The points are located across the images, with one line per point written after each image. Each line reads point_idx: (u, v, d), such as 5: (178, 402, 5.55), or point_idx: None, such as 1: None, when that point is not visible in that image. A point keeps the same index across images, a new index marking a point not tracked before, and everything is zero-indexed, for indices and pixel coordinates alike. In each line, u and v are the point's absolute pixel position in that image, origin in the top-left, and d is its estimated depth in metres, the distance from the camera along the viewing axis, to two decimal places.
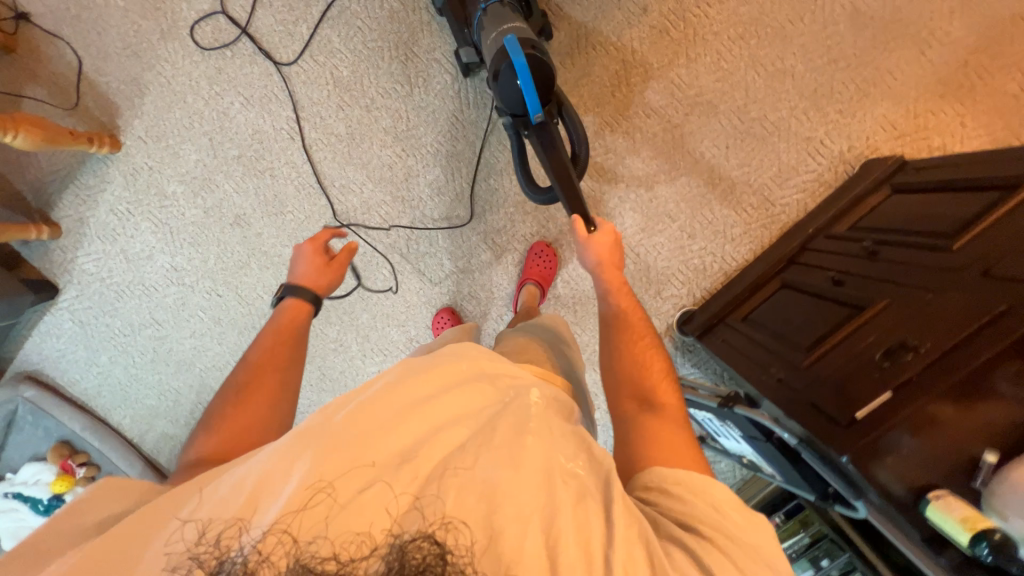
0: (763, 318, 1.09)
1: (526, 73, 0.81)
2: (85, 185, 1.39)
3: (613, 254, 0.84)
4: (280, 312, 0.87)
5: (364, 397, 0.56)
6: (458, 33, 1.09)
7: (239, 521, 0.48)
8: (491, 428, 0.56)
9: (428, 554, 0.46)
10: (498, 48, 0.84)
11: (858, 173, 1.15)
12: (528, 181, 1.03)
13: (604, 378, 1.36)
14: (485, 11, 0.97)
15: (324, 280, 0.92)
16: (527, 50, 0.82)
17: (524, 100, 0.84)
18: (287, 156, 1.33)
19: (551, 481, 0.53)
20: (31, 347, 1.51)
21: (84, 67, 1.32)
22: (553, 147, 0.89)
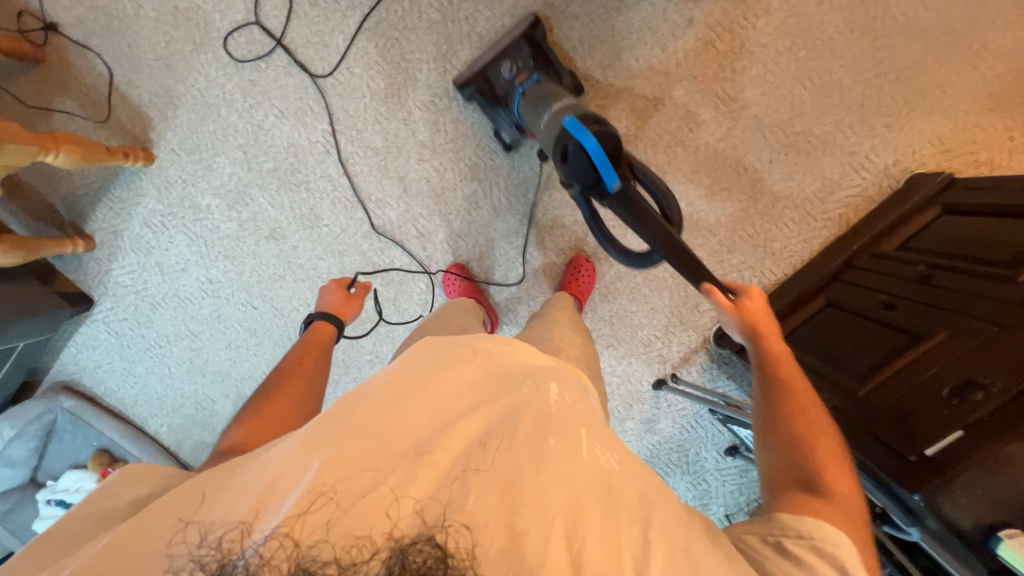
0: (809, 337, 1.09)
1: (593, 146, 0.78)
2: (119, 198, 1.38)
3: (766, 317, 0.79)
4: (310, 331, 0.93)
5: (386, 392, 0.59)
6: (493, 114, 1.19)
7: (244, 526, 0.48)
8: (509, 427, 0.56)
9: (428, 558, 0.46)
10: (558, 130, 0.83)
11: (902, 190, 1.14)
12: (615, 249, 0.84)
13: (639, 390, 1.38)
14: (523, 94, 1.06)
15: (347, 308, 1.02)
16: (592, 126, 0.79)
17: (598, 172, 0.78)
18: (323, 169, 1.31)
19: (579, 488, 0.53)
20: (68, 357, 1.52)
21: (116, 78, 1.30)
22: (639, 210, 0.78)
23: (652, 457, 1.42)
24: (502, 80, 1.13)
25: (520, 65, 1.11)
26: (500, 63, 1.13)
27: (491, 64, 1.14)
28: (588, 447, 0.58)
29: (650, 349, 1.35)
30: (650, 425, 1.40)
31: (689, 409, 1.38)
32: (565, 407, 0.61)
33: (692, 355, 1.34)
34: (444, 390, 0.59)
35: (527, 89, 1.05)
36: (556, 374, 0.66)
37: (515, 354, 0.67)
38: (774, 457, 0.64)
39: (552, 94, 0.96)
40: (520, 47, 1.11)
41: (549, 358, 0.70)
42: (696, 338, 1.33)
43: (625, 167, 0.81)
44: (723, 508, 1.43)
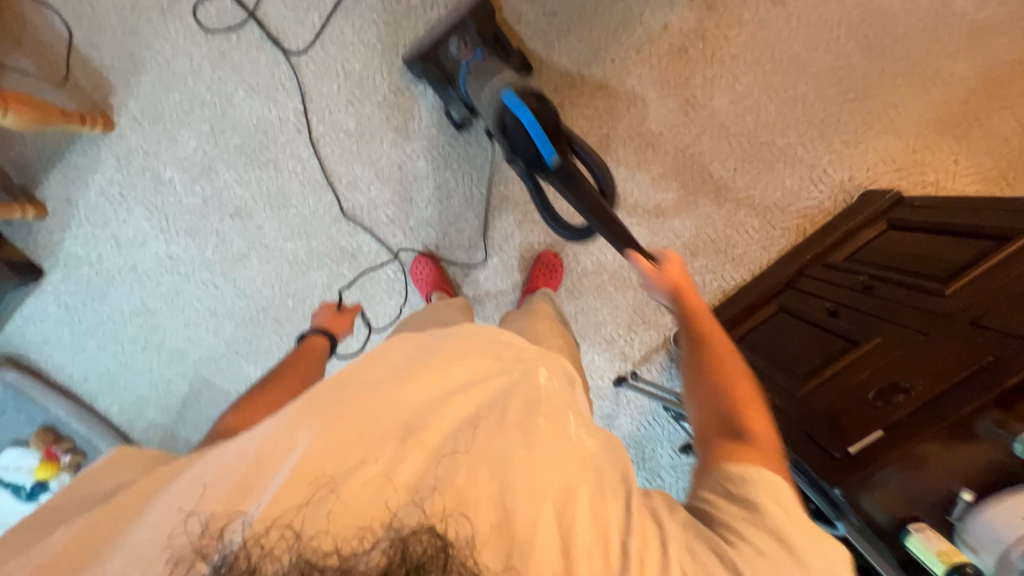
0: (759, 341, 1.13)
1: (530, 121, 0.83)
2: (74, 165, 1.32)
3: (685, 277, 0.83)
4: (309, 341, 0.96)
5: (375, 376, 0.60)
6: (443, 92, 1.18)
7: (246, 515, 0.47)
8: (501, 410, 0.61)
9: (428, 547, 0.49)
10: (497, 107, 0.88)
11: (856, 204, 1.20)
12: (556, 221, 0.96)
13: (600, 386, 1.40)
14: (468, 68, 1.06)
15: (340, 324, 1.06)
16: (529, 103, 0.83)
17: (535, 149, 0.84)
18: (293, 148, 1.29)
19: (567, 468, 0.58)
20: (13, 329, 1.45)
21: (75, 39, 1.24)
22: (579, 187, 0.84)
23: None
24: (450, 58, 1.12)
25: (470, 41, 1.11)
26: (449, 41, 1.12)
27: (438, 41, 1.13)
28: (575, 429, 0.64)
29: (612, 347, 1.37)
30: (610, 421, 1.44)
31: (647, 407, 1.42)
32: (552, 395, 0.67)
33: (653, 353, 1.37)
34: (436, 373, 0.62)
35: (471, 64, 1.06)
36: (544, 361, 0.73)
37: (508, 345, 0.73)
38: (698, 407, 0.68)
39: (495, 70, 0.99)
40: (466, 23, 1.10)
41: (533, 350, 0.75)
42: (656, 338, 1.36)
43: (564, 143, 0.86)
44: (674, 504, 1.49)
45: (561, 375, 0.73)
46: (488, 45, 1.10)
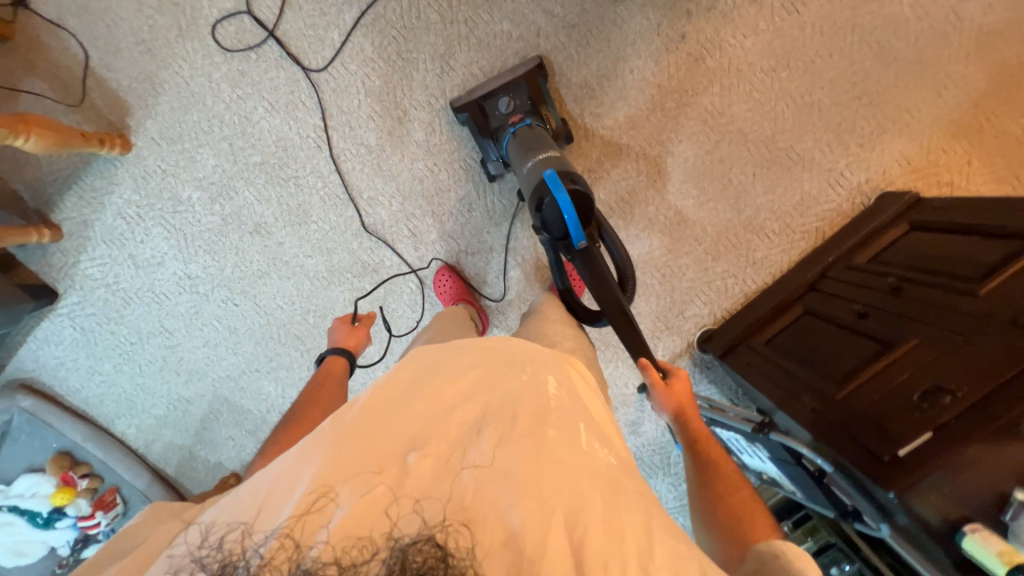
0: (787, 344, 1.14)
1: (567, 204, 0.89)
2: (90, 186, 1.31)
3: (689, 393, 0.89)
4: (325, 366, 0.96)
5: (385, 392, 0.62)
6: (481, 144, 1.21)
7: (245, 526, 0.52)
8: (508, 421, 0.60)
9: (429, 558, 0.45)
10: (537, 181, 0.93)
11: (874, 206, 1.21)
12: (569, 292, 1.08)
13: (624, 393, 1.41)
14: (513, 135, 1.12)
15: (356, 339, 1.03)
16: (568, 186, 0.90)
17: (567, 230, 0.92)
18: (313, 165, 1.28)
19: (580, 479, 0.55)
20: (27, 354, 1.43)
21: (92, 61, 1.23)
22: (598, 270, 0.95)
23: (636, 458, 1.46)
24: (497, 115, 1.16)
25: (518, 102, 1.15)
26: (498, 97, 1.16)
27: (488, 96, 1.16)
28: (588, 439, 0.61)
29: None
30: (635, 427, 1.44)
31: None
32: (563, 401, 0.64)
33: (676, 359, 1.37)
34: (444, 386, 0.63)
35: (518, 130, 1.11)
36: (556, 369, 0.70)
37: (520, 351, 0.71)
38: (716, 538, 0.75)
39: (539, 143, 1.04)
40: (519, 86, 1.15)
41: (545, 351, 0.74)
42: (680, 344, 1.36)
43: (592, 228, 0.96)
44: None
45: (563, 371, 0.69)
46: (534, 115, 1.14)
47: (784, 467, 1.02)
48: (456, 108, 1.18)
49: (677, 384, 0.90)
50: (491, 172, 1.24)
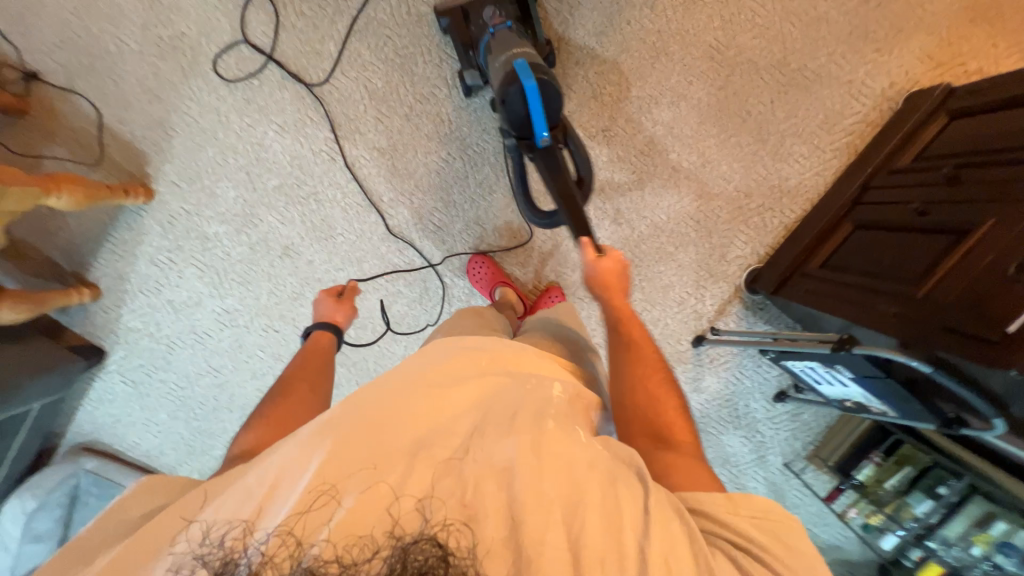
0: (846, 261, 1.09)
1: (534, 90, 0.86)
2: (120, 239, 1.33)
3: (620, 276, 0.87)
4: (310, 339, 0.92)
5: (388, 395, 0.62)
6: (463, 55, 1.14)
7: (246, 524, 0.50)
8: (504, 420, 0.61)
9: (430, 556, 0.47)
10: (506, 71, 0.89)
11: (903, 108, 1.17)
12: (530, 207, 1.02)
13: (679, 351, 1.36)
14: (494, 36, 1.02)
15: (341, 313, 0.99)
16: (537, 75, 0.87)
17: (532, 121, 0.89)
18: (331, 177, 1.29)
19: (576, 475, 0.56)
20: (84, 417, 1.45)
21: (104, 118, 1.27)
22: (558, 169, 0.91)
23: (704, 416, 1.40)
24: (481, 24, 1.07)
25: (504, 13, 1.05)
26: (483, 8, 1.08)
27: (474, 4, 1.10)
28: (582, 434, 0.62)
29: (684, 307, 1.34)
30: (697, 383, 1.38)
31: (732, 361, 1.37)
32: (565, 404, 0.67)
33: (727, 306, 1.33)
34: (445, 392, 0.64)
35: (499, 32, 1.01)
36: (559, 379, 0.72)
37: (516, 363, 0.73)
38: (621, 389, 0.76)
39: (517, 43, 0.97)
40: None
41: (551, 367, 0.76)
42: (728, 290, 1.32)
43: (559, 130, 0.94)
44: (781, 457, 1.42)
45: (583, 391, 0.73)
46: (520, 23, 1.08)
47: (868, 386, 0.95)
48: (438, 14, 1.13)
49: (609, 263, 0.87)
50: (469, 84, 1.18)
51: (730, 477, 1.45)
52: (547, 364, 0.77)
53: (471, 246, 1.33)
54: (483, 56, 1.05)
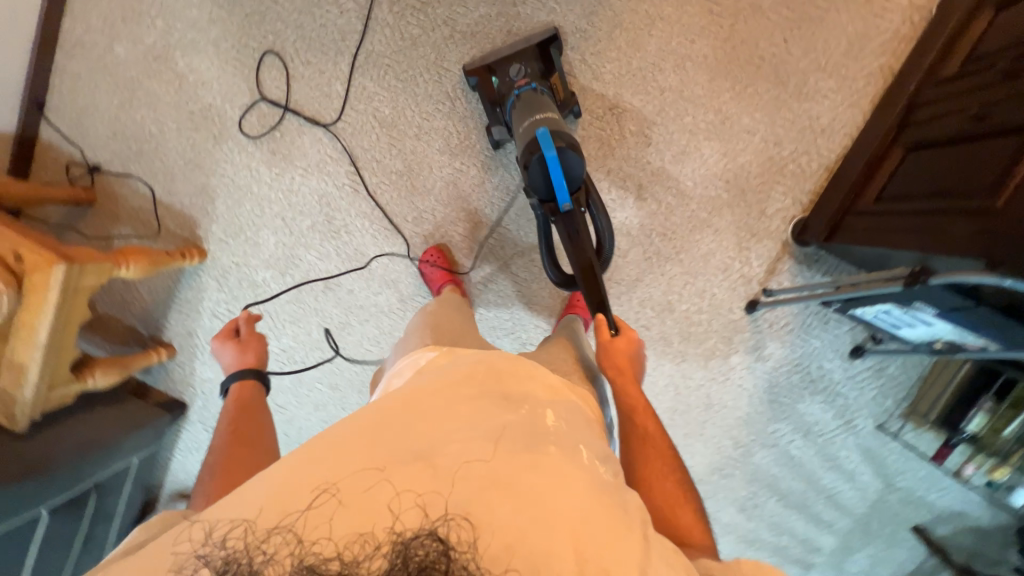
0: (902, 190, 0.98)
1: (556, 162, 0.90)
2: (185, 299, 1.46)
3: (629, 357, 0.94)
4: (230, 397, 0.95)
5: (391, 408, 0.62)
6: (490, 112, 1.21)
7: (246, 522, 0.51)
8: (509, 431, 0.59)
9: (431, 551, 0.48)
10: (530, 138, 0.93)
11: (939, 13, 1.05)
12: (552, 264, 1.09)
13: (733, 320, 1.29)
14: (520, 96, 1.10)
15: (252, 353, 1.04)
16: (559, 145, 0.91)
17: (554, 190, 0.93)
18: (357, 208, 1.35)
19: (574, 488, 0.54)
20: (177, 466, 1.58)
21: (157, 194, 1.41)
22: (579, 236, 0.95)
23: (773, 385, 1.30)
24: (507, 82, 1.15)
25: (529, 71, 1.14)
26: (509, 65, 1.15)
27: (500, 61, 1.16)
28: (586, 454, 0.61)
29: (729, 273, 1.27)
30: (758, 352, 1.29)
31: (795, 321, 1.27)
32: (564, 426, 0.64)
33: (777, 264, 1.24)
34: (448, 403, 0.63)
35: (524, 93, 1.09)
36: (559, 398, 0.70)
37: (521, 375, 0.71)
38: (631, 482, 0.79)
39: (540, 107, 1.03)
40: (530, 53, 1.15)
41: (561, 387, 0.74)
42: (775, 247, 1.24)
43: (580, 194, 0.97)
44: (871, 420, 1.29)
45: (577, 404, 0.73)
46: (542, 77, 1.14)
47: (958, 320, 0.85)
48: (467, 71, 1.20)
49: (621, 342, 0.95)
50: (496, 138, 1.23)
51: (817, 449, 1.33)
52: (548, 377, 0.74)
53: (499, 249, 1.35)
54: (509, 113, 1.13)
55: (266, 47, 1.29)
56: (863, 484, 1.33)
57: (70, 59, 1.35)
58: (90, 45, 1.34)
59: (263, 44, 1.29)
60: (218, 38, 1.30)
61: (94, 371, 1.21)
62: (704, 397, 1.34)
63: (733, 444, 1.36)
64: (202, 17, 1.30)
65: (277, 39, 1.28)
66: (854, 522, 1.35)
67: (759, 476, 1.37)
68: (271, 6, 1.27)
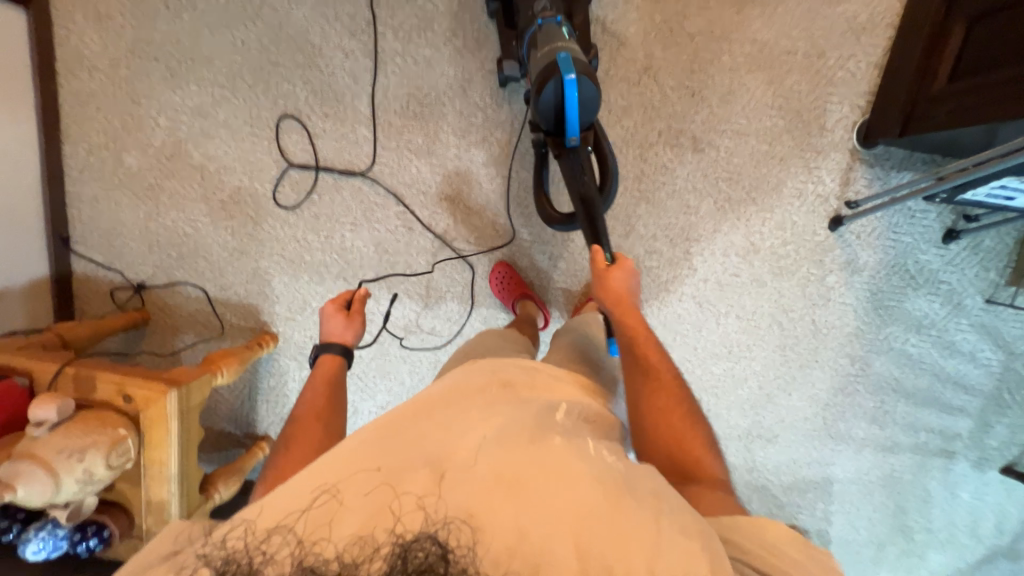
0: (973, 65, 0.96)
1: (573, 90, 0.88)
2: (269, 388, 1.41)
3: (625, 289, 0.87)
4: (316, 367, 0.85)
5: (405, 416, 0.61)
6: (505, 48, 1.15)
7: (246, 522, 0.50)
8: (514, 429, 0.57)
9: (428, 555, 0.45)
10: (548, 61, 0.90)
11: None
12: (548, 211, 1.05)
13: (820, 241, 1.28)
14: (541, 28, 1.00)
15: (349, 330, 0.92)
16: (578, 69, 0.89)
17: (567, 121, 0.92)
18: (416, 245, 1.32)
19: (578, 483, 0.52)
20: None
21: (210, 293, 1.36)
22: (583, 170, 0.94)
23: (874, 292, 1.31)
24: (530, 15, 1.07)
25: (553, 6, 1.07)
26: None
27: None
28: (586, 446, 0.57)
29: (805, 198, 1.25)
30: (852, 266, 1.29)
31: (878, 226, 1.27)
32: (574, 421, 0.62)
33: (850, 174, 1.23)
34: (457, 409, 0.61)
35: (545, 25, 1.00)
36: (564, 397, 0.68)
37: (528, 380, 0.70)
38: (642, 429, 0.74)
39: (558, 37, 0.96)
40: None
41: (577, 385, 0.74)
42: (844, 157, 1.22)
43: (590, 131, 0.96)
44: (980, 296, 1.30)
45: (591, 409, 0.69)
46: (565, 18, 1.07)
47: None
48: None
49: (617, 272, 0.88)
50: (505, 75, 1.16)
51: (934, 342, 1.33)
52: (561, 384, 0.73)
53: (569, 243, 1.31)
54: (526, 47, 1.05)
55: (280, 112, 1.25)
56: (987, 360, 1.34)
57: (83, 184, 1.30)
58: (98, 164, 1.29)
59: (276, 111, 1.25)
60: (228, 118, 1.26)
61: (218, 485, 1.16)
62: (810, 323, 1.34)
63: (850, 361, 1.36)
64: (206, 102, 1.25)
65: (289, 100, 1.24)
66: (986, 399, 1.37)
67: (884, 384, 1.37)
68: (274, 69, 1.22)
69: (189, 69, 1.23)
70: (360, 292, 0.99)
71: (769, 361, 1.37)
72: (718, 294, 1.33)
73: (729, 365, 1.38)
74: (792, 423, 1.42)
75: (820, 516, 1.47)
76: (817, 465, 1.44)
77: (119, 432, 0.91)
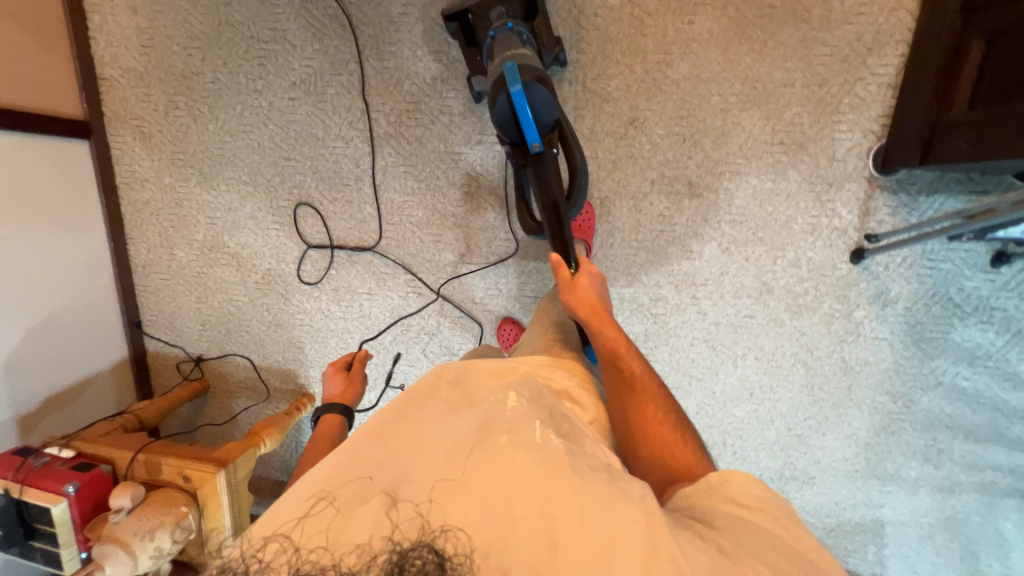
0: (986, 94, 0.86)
1: (524, 97, 0.91)
2: None
3: (592, 294, 0.92)
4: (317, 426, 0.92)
5: (378, 423, 0.62)
6: (472, 65, 1.15)
7: (246, 536, 0.51)
8: (474, 430, 0.59)
9: (426, 563, 0.46)
10: (499, 73, 0.94)
11: None
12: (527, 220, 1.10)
13: (842, 276, 1.19)
14: (495, 40, 1.04)
15: (351, 390, 1.02)
16: (526, 77, 0.92)
17: (524, 129, 0.94)
18: (427, 308, 1.39)
19: (552, 475, 0.52)
20: None
21: (255, 362, 1.53)
22: (550, 175, 0.98)
23: (913, 325, 1.20)
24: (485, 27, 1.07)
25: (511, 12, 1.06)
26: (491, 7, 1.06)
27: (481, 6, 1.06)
28: (540, 429, 0.59)
29: (820, 232, 1.17)
30: (882, 298, 1.19)
31: (911, 256, 1.16)
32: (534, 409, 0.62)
33: (870, 204, 1.14)
34: (423, 415, 0.63)
35: (500, 35, 1.03)
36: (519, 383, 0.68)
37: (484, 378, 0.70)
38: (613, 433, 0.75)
39: (512, 47, 1.00)
40: None
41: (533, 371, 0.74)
42: (861, 186, 1.13)
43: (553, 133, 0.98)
44: None
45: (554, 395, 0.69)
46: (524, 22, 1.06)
47: None
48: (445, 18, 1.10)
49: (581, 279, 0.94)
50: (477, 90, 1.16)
51: (992, 373, 1.20)
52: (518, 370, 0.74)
53: None
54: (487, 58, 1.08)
55: (296, 200, 1.37)
56: None
57: (146, 277, 1.51)
58: (157, 260, 1.49)
59: (292, 199, 1.37)
60: (254, 210, 1.40)
61: None
62: (840, 360, 1.25)
63: (891, 398, 1.26)
64: (235, 198, 1.40)
65: (302, 189, 1.36)
66: None
67: (935, 420, 1.25)
68: (287, 163, 1.35)
69: (219, 171, 1.39)
70: (359, 356, 1.11)
71: (797, 402, 1.30)
72: (733, 335, 1.28)
73: (753, 408, 1.32)
74: (829, 464, 1.33)
75: (872, 558, 1.37)
76: (864, 506, 1.34)
77: (181, 509, 1.07)
